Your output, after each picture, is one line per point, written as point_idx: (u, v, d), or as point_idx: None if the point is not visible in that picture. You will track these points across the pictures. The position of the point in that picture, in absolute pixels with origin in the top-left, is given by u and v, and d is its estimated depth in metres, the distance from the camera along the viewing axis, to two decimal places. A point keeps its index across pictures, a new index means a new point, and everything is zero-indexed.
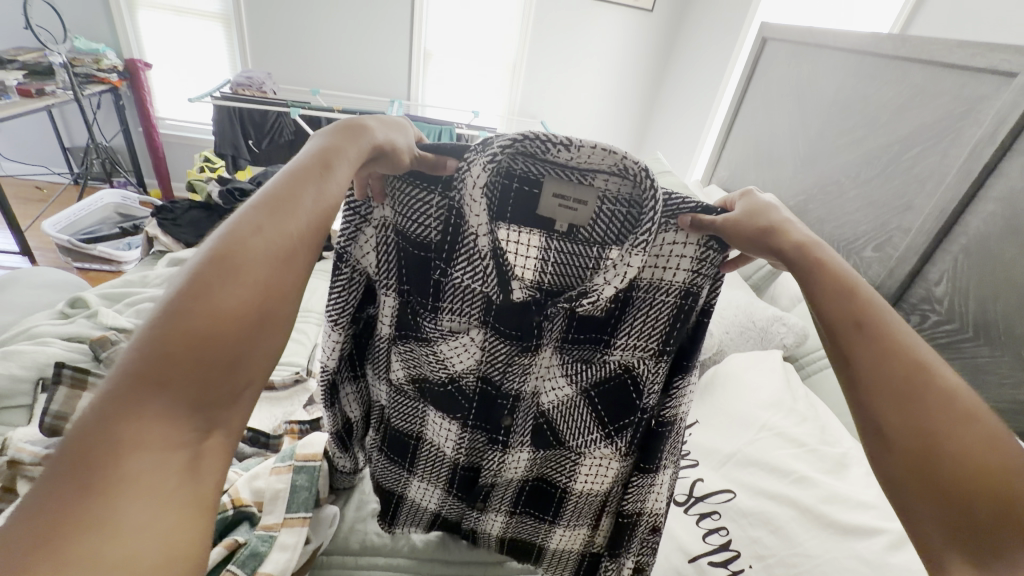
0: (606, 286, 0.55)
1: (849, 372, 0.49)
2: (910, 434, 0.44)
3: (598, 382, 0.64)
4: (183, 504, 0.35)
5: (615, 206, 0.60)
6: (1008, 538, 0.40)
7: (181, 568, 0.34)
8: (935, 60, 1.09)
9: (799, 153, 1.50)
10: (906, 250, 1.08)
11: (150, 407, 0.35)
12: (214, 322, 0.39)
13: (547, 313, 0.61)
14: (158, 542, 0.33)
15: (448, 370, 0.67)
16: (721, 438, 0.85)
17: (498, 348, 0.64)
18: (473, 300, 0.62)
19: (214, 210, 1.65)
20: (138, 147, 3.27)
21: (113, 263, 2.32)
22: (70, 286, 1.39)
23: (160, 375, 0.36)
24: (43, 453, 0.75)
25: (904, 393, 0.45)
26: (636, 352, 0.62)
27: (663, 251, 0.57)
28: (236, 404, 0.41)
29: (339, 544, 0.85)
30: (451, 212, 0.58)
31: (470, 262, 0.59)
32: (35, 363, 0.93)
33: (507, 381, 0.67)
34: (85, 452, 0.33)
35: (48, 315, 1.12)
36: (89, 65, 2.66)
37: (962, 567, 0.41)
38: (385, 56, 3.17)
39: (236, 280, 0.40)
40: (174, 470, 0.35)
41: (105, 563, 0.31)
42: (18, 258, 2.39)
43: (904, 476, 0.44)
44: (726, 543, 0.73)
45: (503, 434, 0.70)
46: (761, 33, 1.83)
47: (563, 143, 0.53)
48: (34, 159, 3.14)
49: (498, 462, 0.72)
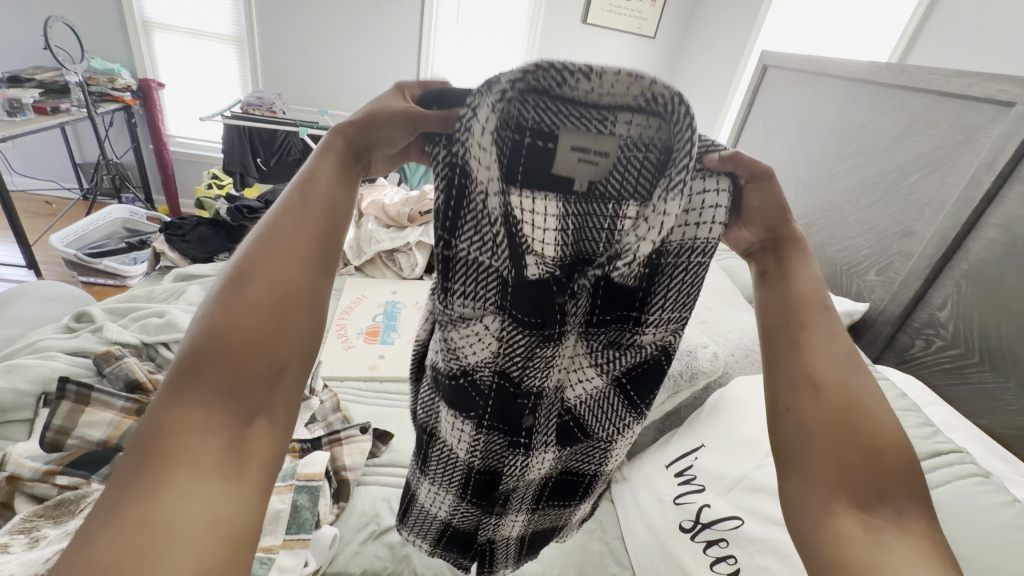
0: (640, 243, 0.54)
1: (794, 353, 0.53)
2: (834, 408, 0.49)
3: (631, 369, 0.64)
4: (226, 479, 0.37)
5: (640, 153, 0.56)
6: (892, 492, 0.45)
7: (227, 535, 0.35)
8: (933, 89, 1.11)
9: (801, 177, 1.52)
10: (909, 274, 1.09)
11: (189, 400, 0.38)
12: (231, 317, 0.41)
13: (572, 291, 0.60)
14: (203, 509, 0.35)
15: (460, 361, 0.60)
16: (727, 462, 0.84)
17: (516, 339, 0.59)
18: (490, 281, 0.57)
19: (222, 227, 1.67)
20: (148, 164, 3.33)
21: (118, 278, 2.34)
22: (76, 300, 1.40)
23: (194, 369, 0.39)
24: (43, 469, 0.73)
25: (842, 382, 0.50)
26: (665, 324, 0.61)
27: (693, 202, 0.55)
28: (277, 388, 0.42)
29: (341, 567, 0.81)
30: (455, 171, 0.52)
31: (477, 229, 0.54)
32: (39, 377, 0.93)
33: (529, 378, 0.61)
34: (147, 446, 0.36)
35: (53, 329, 1.12)
36: (104, 85, 2.72)
37: (852, 515, 0.44)
38: (393, 79, 3.25)
39: (251, 280, 0.43)
40: (216, 450, 0.37)
41: (159, 529, 0.33)
42: (25, 272, 2.41)
43: (822, 442, 0.48)
44: (734, 572, 0.73)
45: (526, 436, 0.64)
46: (761, 61, 1.87)
47: (582, 70, 0.47)
48: (46, 175, 3.19)
49: (520, 466, 0.67)
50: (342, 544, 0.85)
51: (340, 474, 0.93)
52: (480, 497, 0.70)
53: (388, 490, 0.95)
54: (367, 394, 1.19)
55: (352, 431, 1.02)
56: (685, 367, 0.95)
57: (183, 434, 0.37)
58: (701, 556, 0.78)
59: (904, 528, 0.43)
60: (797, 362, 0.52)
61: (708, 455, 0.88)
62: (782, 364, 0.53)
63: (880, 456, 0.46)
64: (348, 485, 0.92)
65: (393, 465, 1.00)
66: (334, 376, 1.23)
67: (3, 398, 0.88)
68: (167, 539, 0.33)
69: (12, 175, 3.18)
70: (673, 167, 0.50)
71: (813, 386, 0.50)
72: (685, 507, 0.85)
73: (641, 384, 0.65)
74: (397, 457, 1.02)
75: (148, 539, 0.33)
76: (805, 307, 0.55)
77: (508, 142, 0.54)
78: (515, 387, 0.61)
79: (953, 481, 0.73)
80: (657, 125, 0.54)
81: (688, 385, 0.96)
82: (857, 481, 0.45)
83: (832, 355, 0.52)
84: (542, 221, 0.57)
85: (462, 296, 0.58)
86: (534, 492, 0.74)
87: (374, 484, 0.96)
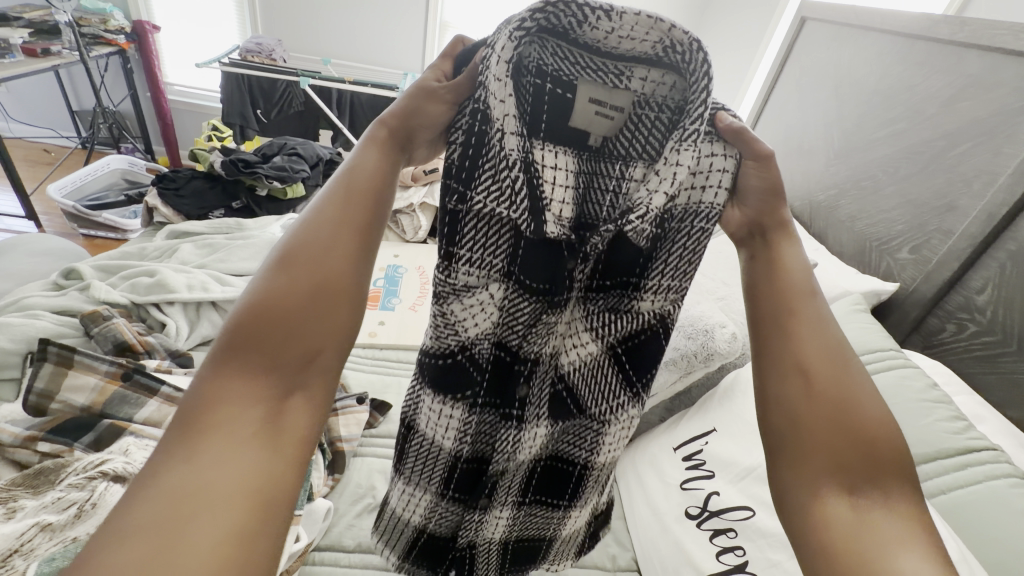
0: (653, 197, 0.49)
1: (782, 341, 0.48)
2: (824, 401, 0.45)
3: (626, 337, 0.56)
4: (254, 458, 0.37)
5: (655, 112, 0.54)
6: (880, 483, 0.42)
7: (250, 508, 0.35)
8: (995, 47, 0.98)
9: (834, 144, 1.40)
10: (947, 254, 1.00)
11: (230, 376, 0.40)
12: (278, 297, 0.43)
13: (581, 255, 0.52)
14: (233, 478, 0.36)
15: (458, 337, 0.55)
16: (740, 449, 0.80)
17: (521, 307, 0.54)
18: (502, 240, 0.52)
19: (217, 182, 1.59)
20: (147, 114, 3.22)
21: (119, 232, 2.30)
22: (69, 255, 1.35)
23: (240, 347, 0.41)
24: (25, 435, 0.71)
25: (831, 370, 0.46)
26: (671, 287, 0.54)
27: (701, 166, 0.51)
28: (308, 367, 0.43)
29: (335, 540, 0.79)
30: (477, 115, 0.48)
31: (495, 179, 0.50)
32: (24, 337, 0.89)
33: (527, 347, 0.56)
34: (187, 426, 0.37)
35: (41, 286, 1.07)
36: (96, 26, 2.58)
37: (843, 507, 0.42)
38: (400, 26, 3.06)
39: (294, 265, 0.45)
40: (249, 425, 0.38)
41: (190, 489, 0.34)
42: (26, 223, 2.37)
43: (812, 443, 0.44)
44: (742, 563, 0.69)
45: (518, 408, 0.58)
46: (799, 12, 1.71)
47: (603, 8, 0.46)
48: (44, 122, 3.10)
49: (511, 443, 0.59)
50: (337, 517, 0.83)
51: (335, 445, 0.91)
52: (461, 494, 0.65)
53: (384, 462, 0.92)
54: (365, 362, 1.15)
55: (349, 400, 0.98)
56: (698, 347, 0.89)
57: (218, 409, 0.38)
58: (707, 545, 0.74)
59: (895, 514, 0.41)
60: (788, 349, 0.47)
61: (719, 441, 0.84)
62: (776, 351, 0.48)
63: (874, 448, 0.43)
64: (343, 456, 0.89)
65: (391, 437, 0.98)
66: None
67: None
68: (193, 501, 0.34)
69: (9, 122, 3.09)
70: (686, 119, 0.48)
71: (805, 375, 0.46)
72: (692, 493, 0.81)
73: (640, 359, 0.56)
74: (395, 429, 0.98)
75: (184, 504, 0.33)
76: (791, 293, 0.49)
77: (530, 89, 0.54)
78: (506, 356, 0.56)
79: (984, 481, 0.68)
80: (671, 82, 0.52)
81: (702, 366, 0.90)
82: (851, 474, 0.42)
83: (826, 347, 0.47)
84: (557, 173, 0.53)
85: (467, 262, 0.53)
86: (523, 480, 0.65)
87: (369, 456, 0.94)
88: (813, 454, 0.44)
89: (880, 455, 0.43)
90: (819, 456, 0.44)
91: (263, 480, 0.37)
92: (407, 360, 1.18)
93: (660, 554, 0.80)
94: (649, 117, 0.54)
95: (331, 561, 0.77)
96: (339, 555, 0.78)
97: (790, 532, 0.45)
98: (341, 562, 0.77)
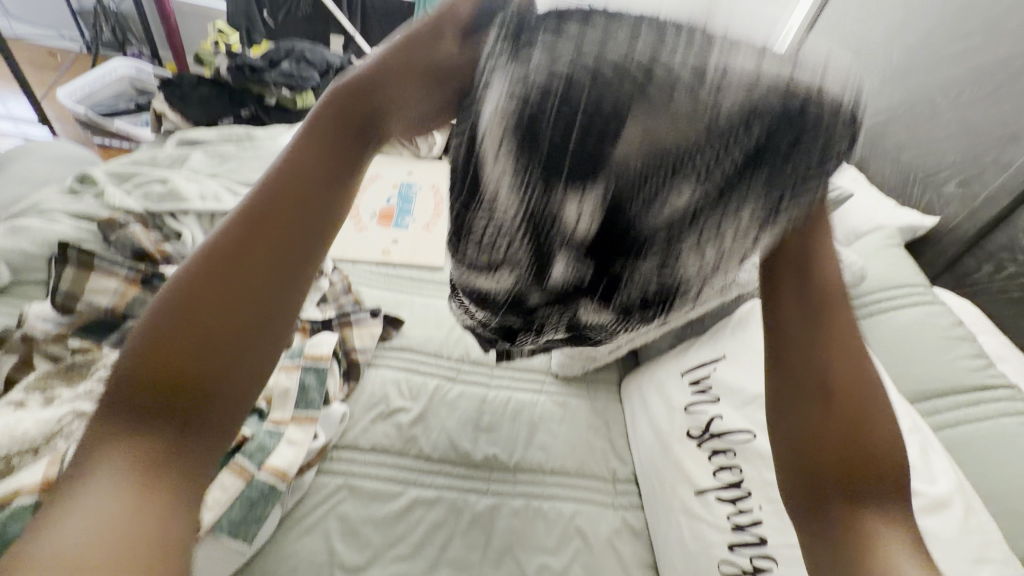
0: (684, 199, 0.45)
1: (778, 331, 0.49)
2: (814, 381, 0.46)
3: (636, 305, 0.56)
4: (141, 483, 0.37)
5: (676, 42, 0.42)
6: (880, 475, 0.43)
7: (159, 557, 0.35)
8: None
9: None
10: (1001, 188, 0.92)
11: (128, 383, 0.39)
12: (231, 270, 0.42)
13: (602, 272, 0.53)
14: (95, 533, 0.34)
15: (485, 289, 0.59)
16: (749, 377, 0.80)
17: (536, 286, 0.57)
18: (525, 178, 0.47)
19: (224, 89, 1.52)
20: (149, 14, 3.02)
21: (132, 142, 2.26)
22: (82, 162, 1.34)
23: (190, 313, 0.40)
24: (56, 333, 0.74)
25: (816, 319, 0.47)
26: (711, 271, 0.50)
27: (714, 162, 0.43)
28: (268, 330, 0.42)
29: (351, 441, 0.84)
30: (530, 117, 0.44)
31: (512, 158, 0.46)
32: (45, 241, 0.91)
33: (546, 300, 0.59)
34: (127, 391, 0.39)
35: (55, 190, 1.07)
36: None
37: (843, 508, 0.43)
38: None
39: (252, 233, 0.43)
40: (159, 442, 0.38)
41: (43, 557, 0.33)
42: (41, 130, 2.34)
43: (807, 426, 0.45)
44: (738, 480, 0.72)
45: (535, 327, 0.65)
46: None
47: None
48: (45, 21, 2.94)
49: (532, 341, 0.69)
50: (353, 421, 0.87)
51: (350, 357, 0.94)
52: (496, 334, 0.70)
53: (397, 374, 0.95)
54: (378, 279, 1.15)
55: (362, 315, 0.99)
56: (716, 276, 0.86)
57: (165, 348, 0.40)
58: (705, 463, 0.77)
59: (890, 519, 0.42)
60: (810, 290, 0.47)
61: (727, 368, 0.84)
62: (789, 296, 0.48)
63: (863, 419, 0.44)
64: (358, 368, 0.92)
65: (404, 351, 1.00)
66: (344, 259, 1.17)
67: (14, 260, 0.88)
68: (144, 506, 0.36)
69: (10, 21, 2.95)
70: (722, 154, 0.43)
71: (830, 326, 0.46)
72: (695, 416, 0.83)
73: (664, 293, 0.56)
74: (407, 344, 1.01)
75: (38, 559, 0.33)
76: (820, 247, 0.49)
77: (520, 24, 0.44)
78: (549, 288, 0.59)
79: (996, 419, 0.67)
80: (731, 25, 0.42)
81: (717, 295, 0.88)
82: (832, 429, 0.44)
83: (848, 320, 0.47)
84: (581, 211, 0.48)
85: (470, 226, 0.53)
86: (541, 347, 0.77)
87: (383, 368, 0.96)
88: (798, 456, 0.46)
89: (898, 497, 0.43)
90: (796, 454, 0.46)
91: (189, 471, 0.39)
92: (420, 278, 1.17)
93: (658, 469, 0.84)
94: (670, 73, 0.42)
95: (348, 459, 0.83)
96: (354, 453, 0.84)
97: (782, 471, 0.48)
98: (356, 459, 0.83)
